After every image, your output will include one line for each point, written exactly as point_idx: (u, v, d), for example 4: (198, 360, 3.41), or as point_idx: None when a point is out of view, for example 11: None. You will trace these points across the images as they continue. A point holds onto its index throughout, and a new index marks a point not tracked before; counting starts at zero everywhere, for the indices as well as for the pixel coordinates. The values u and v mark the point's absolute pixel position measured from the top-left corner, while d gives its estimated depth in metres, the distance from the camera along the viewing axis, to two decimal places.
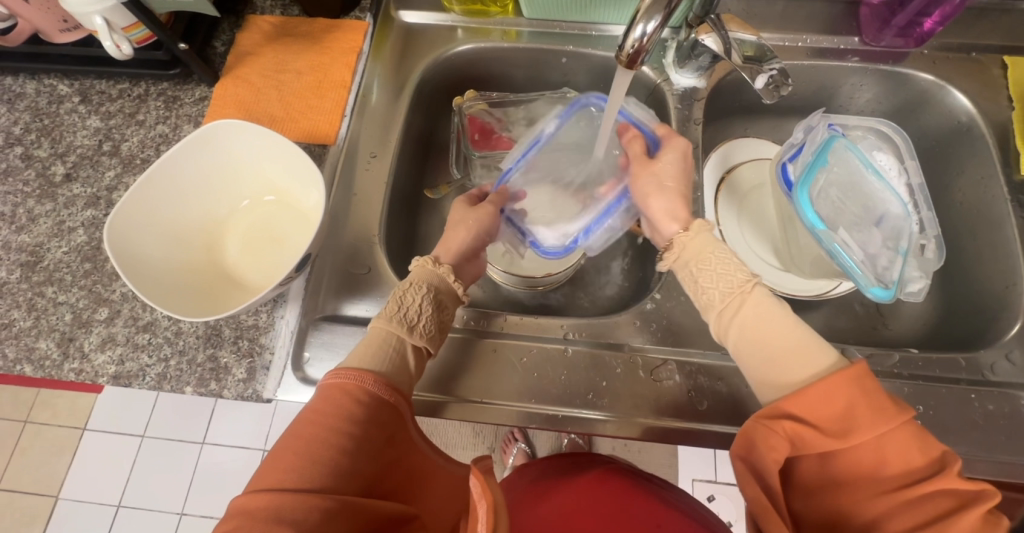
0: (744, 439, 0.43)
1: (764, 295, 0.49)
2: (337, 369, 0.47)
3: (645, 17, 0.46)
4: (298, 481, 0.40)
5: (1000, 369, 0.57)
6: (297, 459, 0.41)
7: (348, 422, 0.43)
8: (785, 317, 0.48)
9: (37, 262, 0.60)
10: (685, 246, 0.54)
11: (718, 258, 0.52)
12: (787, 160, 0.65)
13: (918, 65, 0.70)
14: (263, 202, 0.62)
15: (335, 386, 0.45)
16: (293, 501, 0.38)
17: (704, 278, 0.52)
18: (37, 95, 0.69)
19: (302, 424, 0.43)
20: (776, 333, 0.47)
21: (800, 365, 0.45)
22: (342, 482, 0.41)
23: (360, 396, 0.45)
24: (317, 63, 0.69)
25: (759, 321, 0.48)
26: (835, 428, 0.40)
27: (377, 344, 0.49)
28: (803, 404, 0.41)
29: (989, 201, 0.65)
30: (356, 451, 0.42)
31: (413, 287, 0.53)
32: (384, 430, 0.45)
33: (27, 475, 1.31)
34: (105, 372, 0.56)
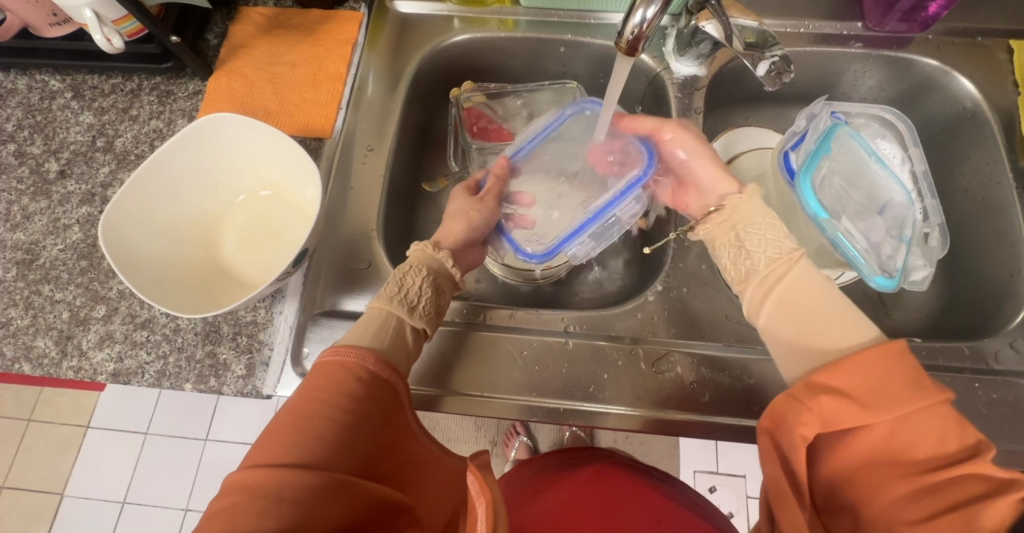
0: (772, 413, 0.42)
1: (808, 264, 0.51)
2: (337, 345, 0.48)
3: (645, 2, 0.45)
4: (297, 455, 0.40)
5: (1004, 357, 0.56)
6: (296, 434, 0.41)
7: (344, 399, 0.43)
8: (823, 286, 0.49)
9: (33, 260, 0.60)
10: (736, 207, 0.56)
11: (767, 225, 0.54)
12: (790, 148, 0.63)
13: (922, 50, 0.68)
14: (259, 198, 0.62)
15: (334, 363, 0.46)
16: (292, 476, 0.38)
17: (751, 243, 0.53)
18: (29, 91, 0.68)
19: (302, 400, 0.43)
20: (817, 301, 0.48)
21: (837, 336, 0.46)
22: (338, 461, 0.41)
23: (359, 373, 0.45)
24: (311, 55, 0.68)
25: (801, 290, 0.49)
26: (870, 403, 0.39)
27: (377, 323, 0.50)
28: (836, 375, 0.41)
29: (994, 187, 0.64)
30: (354, 430, 0.42)
31: (413, 270, 0.54)
32: (381, 411, 0.45)
33: (32, 473, 1.32)
34: (104, 369, 0.55)
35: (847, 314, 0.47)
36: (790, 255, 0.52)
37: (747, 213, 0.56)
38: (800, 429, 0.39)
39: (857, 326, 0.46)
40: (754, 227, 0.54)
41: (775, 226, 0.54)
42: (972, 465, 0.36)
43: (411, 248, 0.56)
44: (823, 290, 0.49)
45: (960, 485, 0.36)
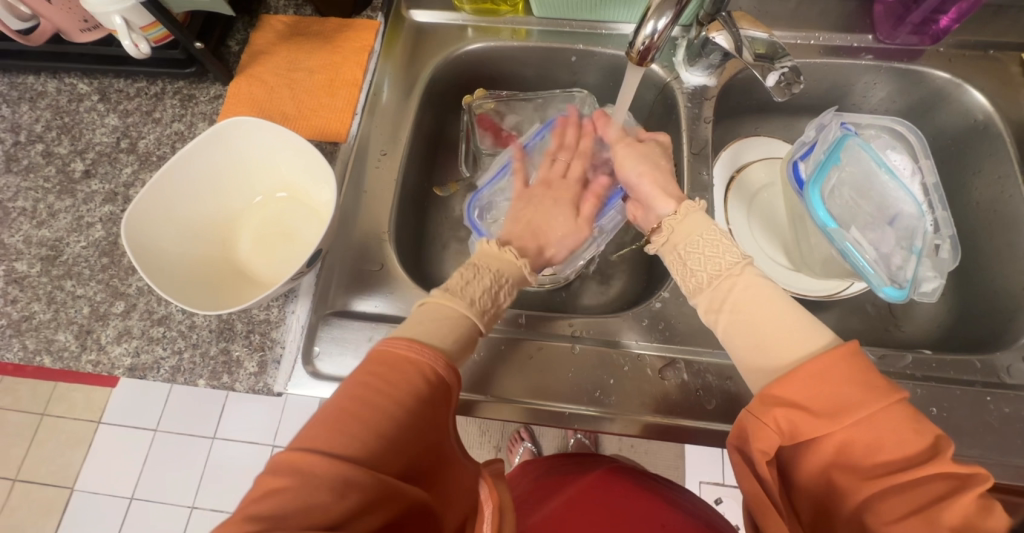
0: (738, 429, 0.42)
1: (754, 276, 0.48)
2: (422, 347, 0.44)
3: (657, 13, 0.46)
4: (356, 451, 0.38)
5: (1016, 371, 0.56)
6: (358, 428, 0.39)
7: (413, 400, 0.41)
8: (774, 298, 0.46)
9: (57, 257, 0.62)
10: (674, 228, 0.53)
11: (707, 240, 0.50)
12: (799, 158, 0.64)
13: (933, 63, 0.69)
14: (276, 199, 0.63)
15: (402, 356, 0.43)
16: (350, 473, 0.36)
17: (691, 261, 0.50)
18: (58, 93, 0.70)
19: (367, 390, 0.41)
20: (767, 315, 0.45)
21: (785, 352, 0.43)
22: (385, 461, 0.39)
23: (430, 376, 0.43)
24: (329, 62, 0.70)
25: (746, 305, 0.47)
26: (826, 411, 0.38)
27: (468, 338, 0.48)
28: (790, 387, 0.40)
29: (1007, 200, 0.64)
30: (408, 429, 0.41)
31: (505, 285, 0.51)
32: (436, 414, 0.43)
33: (43, 467, 1.34)
34: (121, 363, 0.57)
35: (801, 325, 0.44)
36: (735, 268, 0.48)
37: (690, 229, 0.52)
38: (759, 446, 0.39)
39: (808, 339, 0.43)
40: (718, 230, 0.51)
41: (719, 237, 0.51)
42: (934, 465, 0.35)
43: (500, 251, 0.52)
44: (774, 302, 0.46)
45: (924, 487, 0.35)
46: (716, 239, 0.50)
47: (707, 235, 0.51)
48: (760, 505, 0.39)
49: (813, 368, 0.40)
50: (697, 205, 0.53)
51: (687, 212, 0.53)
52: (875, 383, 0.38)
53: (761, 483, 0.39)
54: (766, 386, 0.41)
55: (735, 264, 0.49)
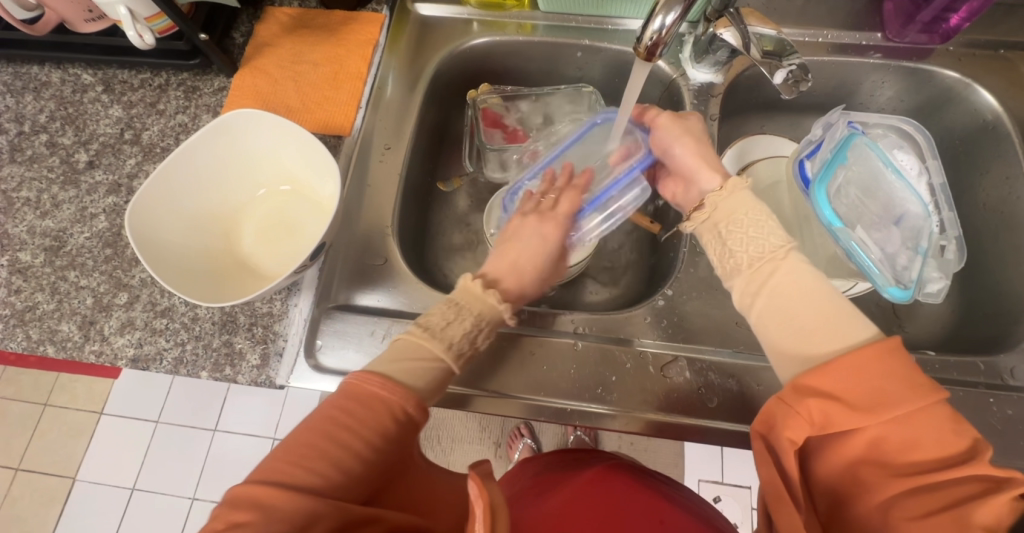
0: (765, 416, 0.42)
1: (797, 262, 0.47)
2: (386, 382, 0.43)
3: (665, 8, 0.45)
4: (320, 484, 0.39)
5: (1020, 374, 0.56)
6: (322, 463, 0.39)
7: (379, 437, 0.42)
8: (817, 285, 0.46)
9: (60, 247, 0.62)
10: (716, 206, 0.53)
11: (750, 219, 0.51)
12: (805, 156, 0.63)
13: (942, 62, 0.68)
14: (280, 192, 0.63)
15: (370, 394, 0.43)
16: (313, 508, 0.37)
17: (732, 241, 0.50)
18: (62, 84, 0.70)
19: (333, 425, 0.41)
20: (810, 301, 0.45)
21: (829, 338, 0.43)
22: (350, 490, 0.40)
23: (398, 415, 0.43)
24: (333, 55, 0.70)
25: (790, 289, 0.46)
26: (865, 405, 0.38)
27: (434, 375, 0.46)
28: (831, 377, 0.39)
29: (1015, 201, 0.64)
30: (372, 463, 0.41)
31: (487, 330, 0.50)
32: (403, 446, 0.43)
33: (45, 457, 1.35)
34: (124, 354, 0.57)
35: (843, 314, 0.43)
36: (779, 252, 0.48)
37: (730, 208, 0.52)
38: (789, 434, 0.39)
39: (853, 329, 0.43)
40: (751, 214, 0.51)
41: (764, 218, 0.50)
42: (971, 467, 0.35)
43: (478, 289, 0.51)
44: (817, 289, 0.46)
45: (954, 488, 0.35)
46: (760, 220, 0.50)
47: (748, 215, 0.51)
48: (778, 495, 0.39)
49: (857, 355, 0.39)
50: (744, 182, 0.54)
51: (732, 189, 0.53)
52: (922, 382, 0.38)
53: (783, 472, 0.39)
54: (802, 374, 0.40)
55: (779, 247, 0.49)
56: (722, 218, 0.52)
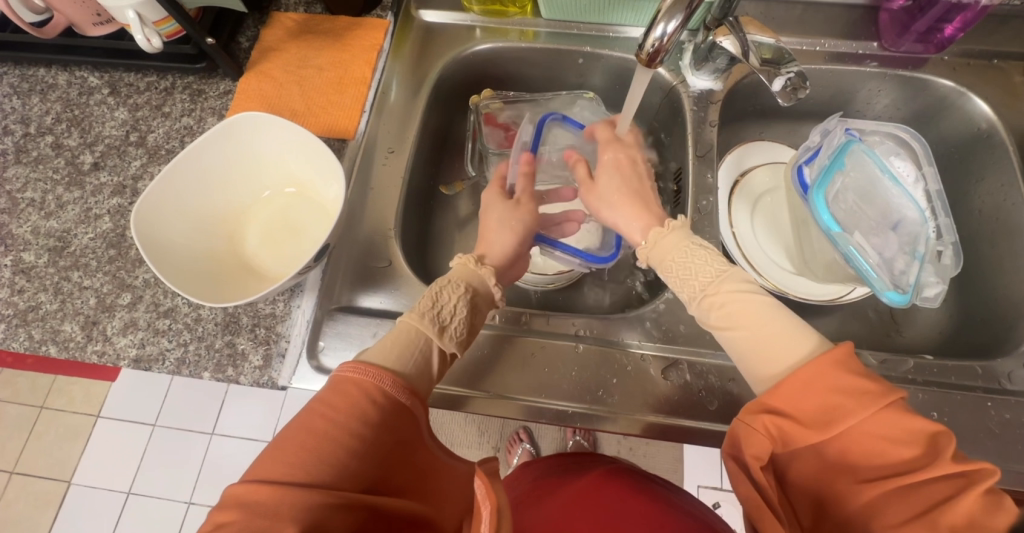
0: (731, 436, 0.43)
1: (730, 291, 0.48)
2: (359, 362, 0.47)
3: (666, 16, 0.46)
4: (305, 476, 0.40)
5: (1017, 378, 0.56)
6: (304, 453, 0.41)
7: (360, 423, 0.43)
8: (757, 304, 0.47)
9: (64, 248, 0.62)
10: (655, 245, 0.54)
11: (681, 262, 0.51)
12: (803, 163, 0.65)
13: (938, 71, 0.69)
14: (283, 194, 0.63)
15: (348, 383, 0.45)
16: (299, 499, 0.38)
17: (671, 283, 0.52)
18: (68, 86, 0.71)
19: (314, 418, 0.43)
20: (753, 325, 0.46)
21: (774, 362, 0.43)
22: (347, 480, 0.41)
23: (377, 398, 0.45)
24: (338, 60, 0.71)
25: (732, 318, 0.47)
26: (817, 419, 0.38)
27: (406, 344, 0.49)
28: (779, 397, 0.40)
29: (1010, 208, 0.64)
30: (365, 453, 0.42)
31: (450, 286, 0.53)
32: (395, 434, 0.45)
33: (42, 459, 1.34)
34: (126, 355, 0.57)
35: (787, 334, 0.44)
36: (710, 287, 0.49)
37: (667, 248, 0.53)
38: (750, 453, 0.40)
39: (798, 340, 0.43)
40: (684, 255, 0.52)
41: (698, 250, 0.52)
42: (936, 467, 0.35)
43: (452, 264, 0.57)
44: (759, 315, 0.46)
45: (924, 488, 0.36)
46: (691, 255, 0.51)
47: (683, 254, 0.52)
48: (756, 514, 0.39)
49: (796, 378, 0.40)
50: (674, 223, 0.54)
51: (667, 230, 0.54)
52: (875, 387, 0.38)
53: (758, 489, 0.39)
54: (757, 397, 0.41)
55: (714, 277, 0.50)
56: (661, 258, 0.53)
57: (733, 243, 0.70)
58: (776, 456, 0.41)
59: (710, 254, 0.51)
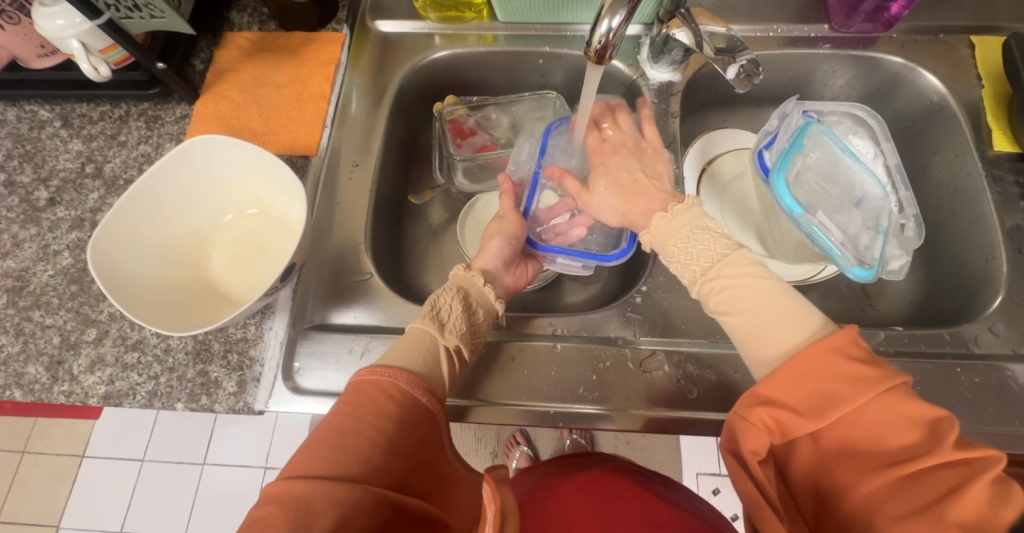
0: (728, 431, 0.43)
1: (733, 273, 0.49)
2: (372, 364, 0.48)
3: (610, 12, 0.46)
4: (331, 470, 0.40)
5: (984, 341, 0.57)
6: (330, 449, 0.41)
7: (382, 418, 0.43)
8: (762, 286, 0.48)
9: (24, 287, 0.60)
10: (659, 226, 0.55)
11: (682, 244, 0.53)
12: (764, 147, 0.65)
13: (887, 49, 0.71)
14: (247, 216, 0.63)
15: (368, 382, 0.46)
16: (324, 492, 0.38)
17: (672, 265, 0.53)
18: (18, 121, 0.69)
19: (339, 416, 0.43)
20: (754, 310, 0.47)
21: (777, 343, 0.44)
22: (375, 476, 0.41)
23: (394, 394, 0.45)
24: (296, 76, 0.70)
25: (732, 301, 0.48)
26: (811, 408, 0.39)
27: (412, 344, 0.50)
28: (773, 386, 0.41)
29: (966, 177, 0.66)
30: (391, 449, 0.42)
31: (446, 289, 0.55)
32: (420, 433, 0.45)
33: (26, 506, 1.30)
34: (95, 392, 0.56)
35: (794, 314, 0.45)
36: (710, 269, 0.51)
37: (670, 230, 0.54)
38: (750, 447, 0.40)
39: (805, 321, 0.44)
40: (686, 237, 0.53)
41: (701, 233, 0.53)
42: (939, 454, 0.35)
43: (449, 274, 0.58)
44: (767, 295, 0.47)
45: (932, 478, 0.36)
46: (691, 238, 0.53)
47: (685, 236, 0.53)
48: (756, 506, 0.39)
49: (796, 360, 0.41)
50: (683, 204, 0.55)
51: (673, 212, 0.55)
52: (865, 370, 0.39)
53: (756, 482, 0.39)
54: (752, 387, 0.42)
55: (715, 261, 0.51)
56: (662, 242, 0.54)
57: None
58: (773, 446, 0.41)
59: (713, 237, 0.52)
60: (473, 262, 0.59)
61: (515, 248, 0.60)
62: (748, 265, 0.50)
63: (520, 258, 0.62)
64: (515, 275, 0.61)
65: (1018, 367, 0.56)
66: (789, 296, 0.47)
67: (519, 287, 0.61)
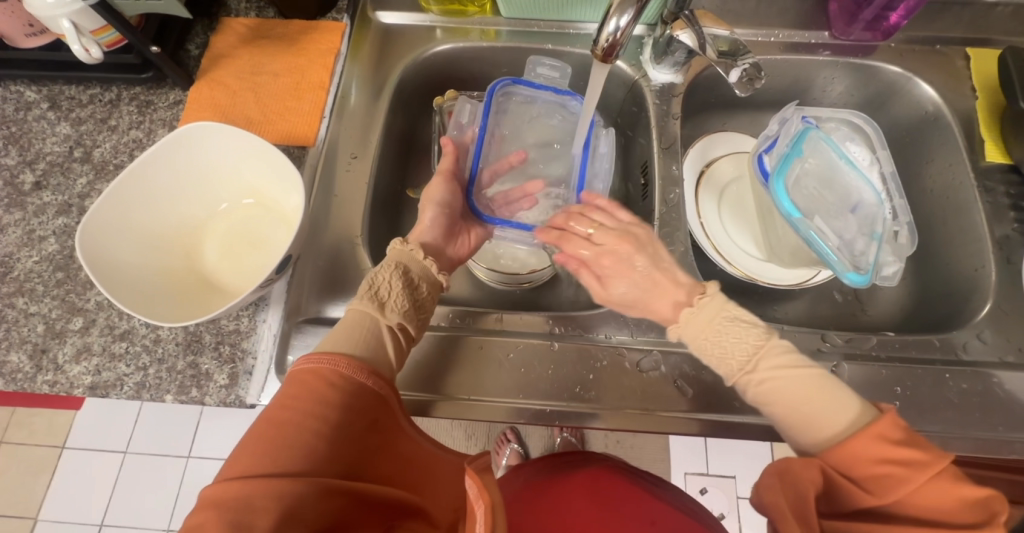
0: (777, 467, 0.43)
1: (774, 364, 0.48)
2: (312, 353, 0.46)
3: (618, 11, 0.46)
4: (272, 465, 0.39)
5: (972, 348, 0.59)
6: (269, 445, 0.40)
7: (322, 407, 0.43)
8: (798, 378, 0.47)
9: (6, 273, 0.58)
10: (691, 319, 0.51)
11: (716, 343, 0.50)
12: (763, 152, 0.67)
13: (885, 57, 0.72)
14: (241, 206, 0.61)
15: (305, 371, 0.45)
16: (264, 488, 0.38)
17: (710, 361, 0.50)
18: (3, 102, 0.67)
19: (275, 410, 0.43)
20: (796, 402, 0.46)
21: (817, 431, 0.45)
22: (320, 467, 0.41)
23: (335, 381, 0.44)
24: (294, 65, 0.69)
25: (771, 395, 0.48)
26: (871, 484, 0.41)
27: (352, 327, 0.49)
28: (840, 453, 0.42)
29: (958, 186, 0.67)
30: (334, 438, 0.42)
31: (384, 267, 0.53)
32: (368, 419, 0.45)
33: (4, 498, 1.27)
34: (81, 383, 0.54)
35: (832, 395, 0.46)
36: (748, 364, 0.49)
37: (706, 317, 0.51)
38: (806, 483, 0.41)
39: (841, 414, 0.45)
40: (720, 333, 0.50)
41: (732, 325, 0.50)
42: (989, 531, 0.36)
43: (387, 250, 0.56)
44: (805, 381, 0.47)
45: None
46: (724, 333, 0.50)
47: (721, 330, 0.50)
48: (779, 516, 0.40)
49: None
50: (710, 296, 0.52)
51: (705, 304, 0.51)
52: None
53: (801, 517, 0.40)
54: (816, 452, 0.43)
55: (750, 355, 0.49)
56: (694, 336, 0.51)
57: (701, 233, 0.71)
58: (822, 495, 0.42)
59: (745, 328, 0.50)
60: (409, 236, 0.58)
61: (449, 215, 0.60)
62: (781, 354, 0.49)
63: (461, 228, 0.62)
64: (459, 247, 0.61)
65: (1005, 373, 0.57)
66: (829, 386, 0.46)
67: (462, 258, 0.62)
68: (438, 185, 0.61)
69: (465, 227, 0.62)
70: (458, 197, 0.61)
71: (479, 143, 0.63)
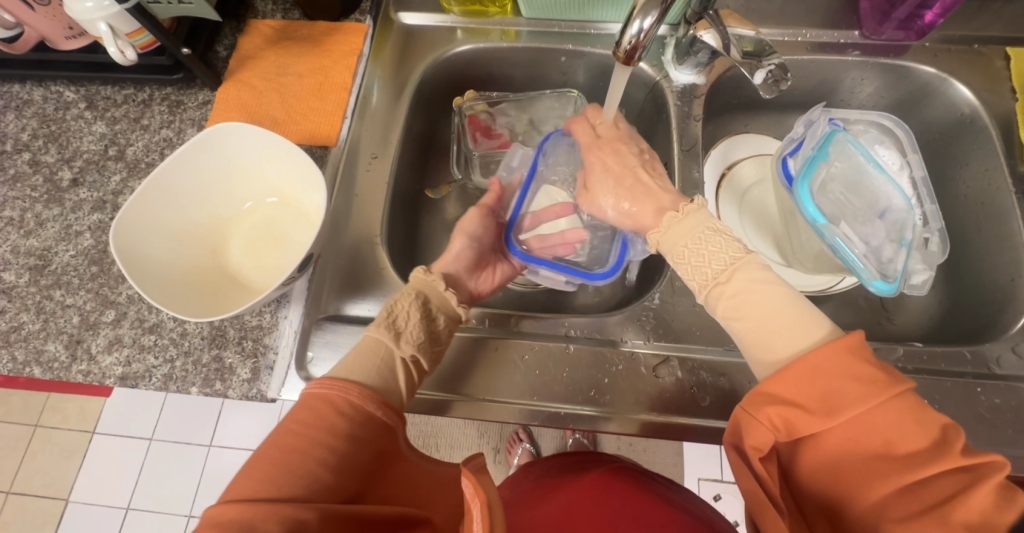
0: (733, 427, 0.42)
1: (748, 276, 0.46)
2: (324, 377, 0.47)
3: (642, 13, 0.46)
4: (275, 489, 0.39)
5: (1006, 362, 0.56)
6: (275, 468, 0.40)
7: (330, 435, 0.43)
8: (771, 291, 0.45)
9: (45, 266, 0.61)
10: (674, 224, 0.51)
11: (692, 250, 0.49)
12: (787, 154, 0.65)
13: (919, 58, 0.69)
14: (265, 205, 0.63)
15: (317, 396, 0.45)
16: (265, 511, 0.38)
17: (682, 270, 0.50)
18: (44, 101, 0.70)
19: (284, 433, 0.43)
20: (762, 317, 0.44)
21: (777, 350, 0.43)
22: (323, 494, 0.41)
23: (345, 409, 0.45)
24: (317, 66, 0.70)
25: (740, 308, 0.46)
26: (821, 406, 0.38)
27: (366, 355, 0.49)
28: (782, 384, 0.40)
29: (995, 192, 0.65)
30: (339, 466, 0.42)
31: (403, 295, 0.53)
32: (372, 446, 0.45)
33: (38, 478, 1.33)
34: (112, 373, 0.56)
35: (803, 318, 0.43)
36: (722, 275, 0.47)
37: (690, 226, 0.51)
38: (752, 443, 0.39)
39: (810, 329, 0.42)
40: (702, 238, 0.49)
41: (713, 235, 0.49)
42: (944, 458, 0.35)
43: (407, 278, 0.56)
44: (778, 296, 0.45)
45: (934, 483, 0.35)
46: (705, 241, 0.49)
47: (698, 235, 0.50)
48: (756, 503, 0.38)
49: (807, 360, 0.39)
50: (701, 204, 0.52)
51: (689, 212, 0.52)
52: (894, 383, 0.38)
53: (761, 480, 0.39)
54: (758, 385, 0.41)
55: (727, 265, 0.48)
56: (671, 245, 0.51)
57: None
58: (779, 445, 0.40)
59: (726, 240, 0.49)
60: (433, 266, 0.58)
61: (476, 251, 0.60)
62: (760, 270, 0.47)
63: (486, 262, 0.62)
64: (481, 281, 0.61)
65: None
66: (801, 306, 0.44)
67: (483, 293, 0.61)
68: (474, 218, 0.61)
69: (492, 263, 0.62)
70: (490, 235, 0.62)
71: (526, 188, 0.64)
